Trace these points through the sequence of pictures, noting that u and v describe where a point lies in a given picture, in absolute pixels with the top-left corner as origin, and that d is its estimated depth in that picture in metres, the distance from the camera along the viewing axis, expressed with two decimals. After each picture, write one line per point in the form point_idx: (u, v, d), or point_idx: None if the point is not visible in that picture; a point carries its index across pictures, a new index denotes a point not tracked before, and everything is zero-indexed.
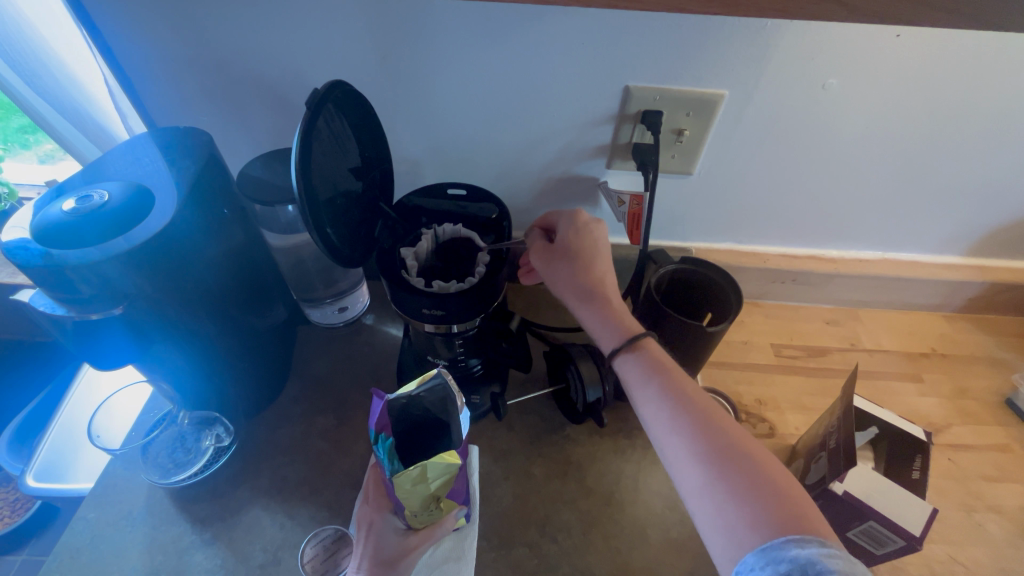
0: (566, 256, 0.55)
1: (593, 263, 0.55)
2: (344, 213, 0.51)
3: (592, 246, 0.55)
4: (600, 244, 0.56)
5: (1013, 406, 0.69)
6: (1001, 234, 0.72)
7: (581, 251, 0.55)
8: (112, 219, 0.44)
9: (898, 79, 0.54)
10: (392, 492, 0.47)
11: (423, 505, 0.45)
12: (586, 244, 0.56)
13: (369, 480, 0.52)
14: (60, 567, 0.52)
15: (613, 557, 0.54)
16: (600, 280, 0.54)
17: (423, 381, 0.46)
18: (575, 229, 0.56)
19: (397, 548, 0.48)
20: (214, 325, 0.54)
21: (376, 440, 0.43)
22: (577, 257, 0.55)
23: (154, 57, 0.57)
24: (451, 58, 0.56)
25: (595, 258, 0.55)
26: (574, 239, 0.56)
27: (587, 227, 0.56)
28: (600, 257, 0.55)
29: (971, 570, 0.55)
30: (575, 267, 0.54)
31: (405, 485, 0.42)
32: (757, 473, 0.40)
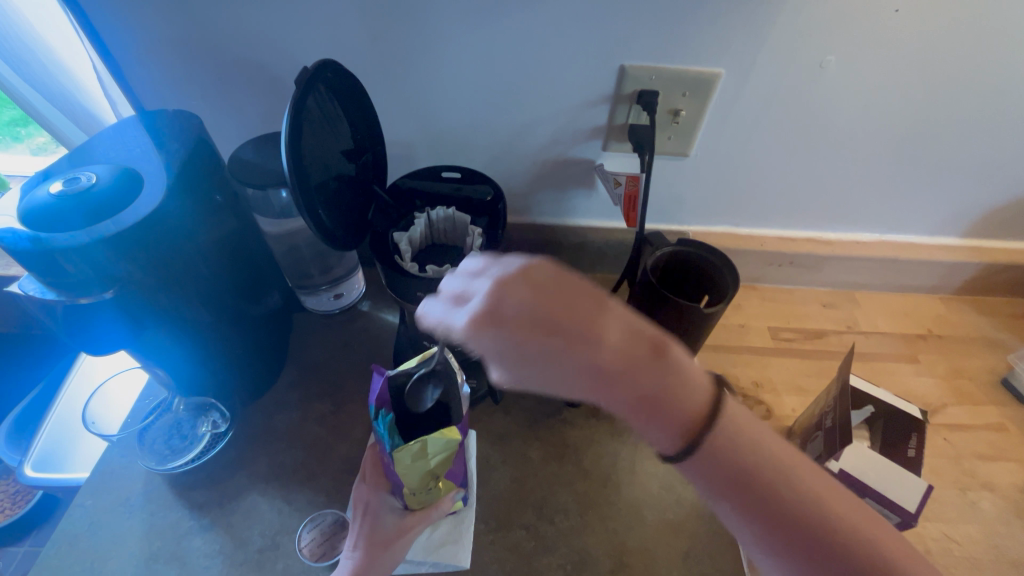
0: (538, 362, 0.30)
1: (572, 352, 0.31)
2: (336, 196, 0.50)
3: (546, 340, 0.30)
4: (532, 307, 0.30)
5: (1009, 385, 0.69)
6: (999, 214, 0.71)
7: (545, 360, 0.30)
8: (99, 202, 0.43)
9: (897, 55, 0.53)
10: (390, 470, 0.48)
11: (421, 483, 0.45)
12: (535, 346, 0.30)
13: (366, 459, 0.52)
14: (58, 554, 0.53)
15: (610, 537, 0.54)
16: (602, 372, 0.31)
17: (424, 358, 0.47)
18: (501, 329, 0.30)
19: (393, 529, 0.49)
20: (207, 311, 0.53)
21: (375, 414, 0.44)
22: (557, 371, 0.31)
23: (139, 38, 0.55)
24: (443, 39, 0.55)
25: (566, 347, 0.30)
26: (523, 360, 0.30)
27: (509, 327, 0.30)
28: (558, 324, 0.30)
29: (965, 548, 0.55)
30: (563, 384, 0.31)
31: (405, 460, 0.43)
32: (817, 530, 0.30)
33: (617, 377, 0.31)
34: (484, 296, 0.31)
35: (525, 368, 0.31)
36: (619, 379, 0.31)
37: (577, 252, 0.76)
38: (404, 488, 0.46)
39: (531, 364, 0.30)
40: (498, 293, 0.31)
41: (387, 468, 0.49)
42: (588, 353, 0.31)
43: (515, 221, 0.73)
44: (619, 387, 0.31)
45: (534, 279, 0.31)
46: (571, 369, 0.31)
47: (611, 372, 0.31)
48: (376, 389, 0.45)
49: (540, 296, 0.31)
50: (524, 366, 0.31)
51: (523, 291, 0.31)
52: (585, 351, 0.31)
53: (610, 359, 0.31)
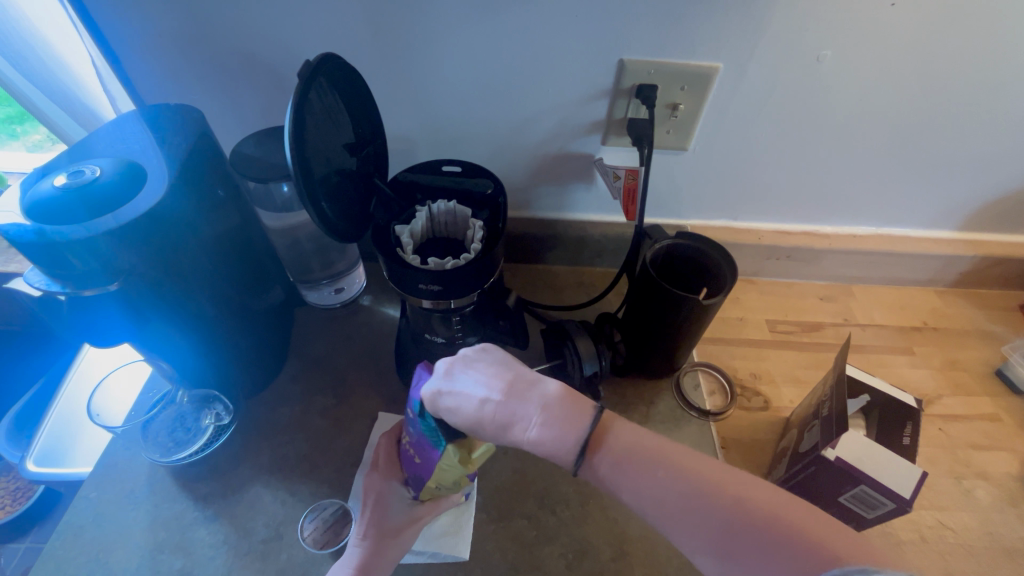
0: (461, 406, 0.40)
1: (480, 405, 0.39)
2: (338, 190, 0.51)
3: (464, 390, 0.40)
4: (461, 381, 0.41)
5: (1003, 376, 0.70)
6: (994, 207, 0.72)
7: (465, 406, 0.40)
8: (103, 195, 0.43)
9: (893, 49, 0.54)
10: (419, 461, 0.47)
11: (452, 478, 0.46)
12: (461, 409, 0.40)
13: (381, 449, 0.54)
14: (63, 545, 0.53)
15: (610, 525, 0.55)
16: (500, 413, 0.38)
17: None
18: (439, 398, 0.41)
19: (403, 521, 0.50)
20: (211, 304, 0.54)
21: (423, 412, 0.43)
22: (477, 414, 0.39)
23: (139, 32, 0.55)
24: (444, 33, 0.55)
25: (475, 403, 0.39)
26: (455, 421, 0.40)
27: (444, 384, 0.41)
28: (473, 388, 0.40)
29: (959, 535, 0.56)
30: (480, 425, 0.39)
31: (450, 458, 0.43)
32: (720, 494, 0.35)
33: (517, 416, 0.38)
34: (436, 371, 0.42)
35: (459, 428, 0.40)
36: (518, 416, 0.38)
37: (575, 246, 0.76)
38: (431, 481, 0.47)
39: (462, 421, 0.40)
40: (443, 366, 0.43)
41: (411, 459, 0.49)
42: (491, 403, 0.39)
43: (514, 216, 0.74)
44: (518, 423, 0.38)
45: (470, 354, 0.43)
46: (482, 419, 0.39)
47: (512, 411, 0.38)
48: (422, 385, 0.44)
49: (468, 360, 0.42)
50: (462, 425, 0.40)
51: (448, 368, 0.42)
52: (491, 403, 0.39)
53: (510, 403, 0.39)
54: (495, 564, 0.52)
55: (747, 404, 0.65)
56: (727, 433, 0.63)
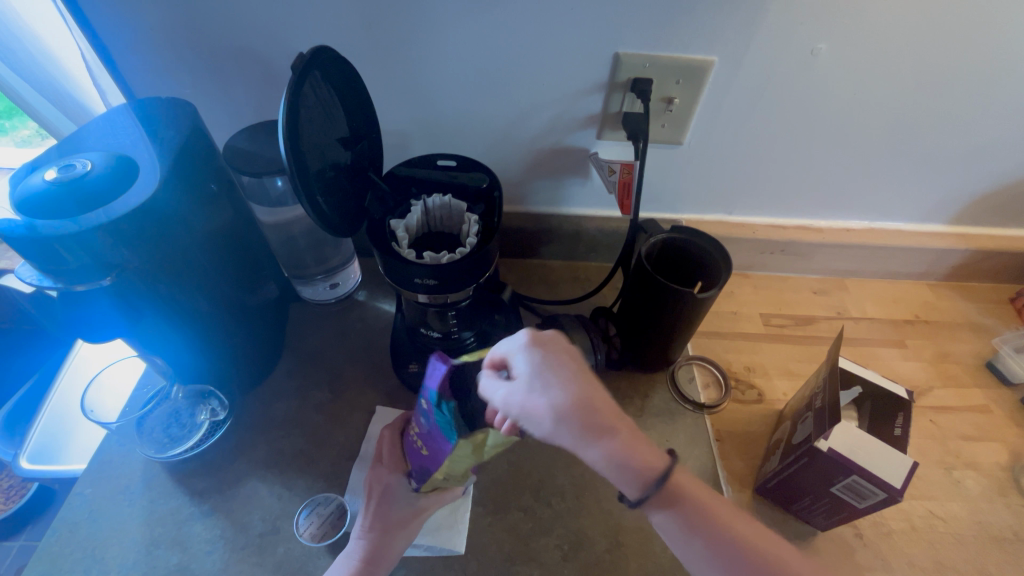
0: (555, 371, 0.35)
1: (572, 389, 0.35)
2: (333, 184, 0.51)
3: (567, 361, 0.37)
4: (561, 358, 0.37)
5: (993, 368, 0.71)
6: (985, 201, 0.73)
7: (564, 372, 0.36)
8: (94, 189, 0.43)
9: (889, 43, 0.54)
10: (427, 452, 0.47)
11: (461, 467, 0.45)
12: (545, 368, 0.35)
13: (385, 442, 0.54)
14: (59, 541, 0.53)
15: (606, 518, 0.56)
16: (588, 405, 0.34)
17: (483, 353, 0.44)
18: (535, 355, 0.36)
19: (407, 513, 0.50)
20: (205, 298, 0.54)
21: (439, 406, 0.40)
22: (570, 381, 0.35)
23: (128, 25, 0.55)
24: (438, 27, 0.55)
25: (564, 375, 0.35)
26: (531, 376, 0.35)
27: (548, 346, 0.37)
28: (574, 373, 0.36)
29: (949, 524, 0.57)
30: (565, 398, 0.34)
31: (462, 452, 0.42)
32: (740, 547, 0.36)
33: (601, 421, 0.35)
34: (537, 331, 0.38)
35: (524, 387, 0.35)
36: (603, 422, 0.35)
37: (571, 241, 0.76)
38: (438, 472, 0.46)
39: (540, 381, 0.35)
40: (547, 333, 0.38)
41: (419, 450, 0.48)
42: (582, 387, 0.35)
43: (510, 211, 0.74)
44: (602, 432, 0.35)
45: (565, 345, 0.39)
46: (568, 400, 0.34)
47: (598, 413, 0.35)
48: (439, 378, 0.40)
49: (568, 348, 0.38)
50: (532, 384, 0.35)
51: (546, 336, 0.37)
52: (585, 394, 0.35)
53: (595, 397, 0.35)
54: (492, 556, 0.53)
55: (741, 396, 0.66)
56: (722, 425, 0.63)
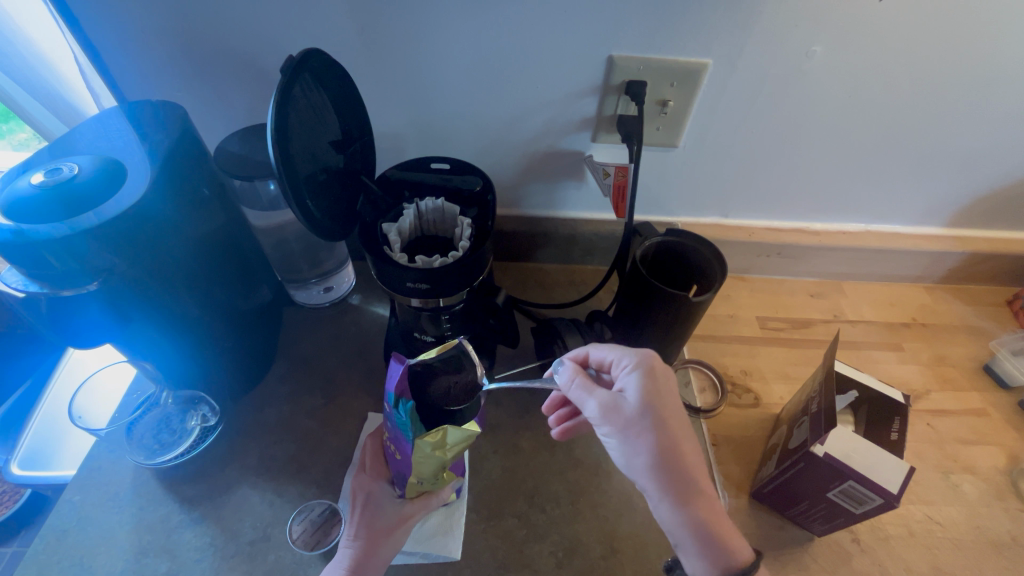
0: (649, 418, 0.41)
1: (658, 442, 0.40)
2: (325, 188, 0.50)
3: (666, 411, 0.42)
4: (662, 413, 0.41)
5: (990, 371, 0.71)
6: (982, 204, 0.73)
7: (659, 423, 0.41)
8: (80, 192, 0.42)
9: (883, 46, 0.54)
10: (400, 455, 0.47)
11: (429, 469, 0.44)
12: (649, 397, 0.42)
13: (368, 449, 0.54)
14: (46, 549, 0.52)
15: (601, 524, 0.55)
16: (680, 455, 0.40)
17: (444, 350, 0.47)
18: (636, 393, 0.42)
19: (392, 520, 0.50)
20: (197, 305, 0.53)
21: (397, 405, 0.42)
22: (662, 432, 0.41)
23: (119, 27, 0.54)
24: (431, 30, 0.54)
25: (664, 414, 0.41)
26: (636, 400, 0.42)
27: (655, 392, 0.42)
28: (669, 433, 0.41)
29: (947, 529, 0.56)
30: (653, 442, 0.40)
31: (423, 451, 0.42)
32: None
33: (685, 474, 0.40)
34: (654, 370, 0.44)
35: (626, 410, 0.42)
36: (690, 476, 0.40)
37: (566, 244, 0.76)
38: (412, 476, 0.46)
39: (641, 408, 0.41)
40: (664, 376, 0.44)
41: (394, 455, 0.48)
42: (676, 432, 0.41)
43: (505, 214, 0.74)
44: (685, 488, 0.39)
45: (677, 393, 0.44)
46: (648, 451, 0.40)
47: (686, 467, 0.40)
48: (396, 379, 0.43)
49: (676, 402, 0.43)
50: (635, 409, 0.41)
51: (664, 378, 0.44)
52: (669, 453, 0.40)
53: (685, 451, 0.40)
54: (485, 563, 0.52)
55: (738, 400, 0.66)
56: (718, 430, 0.63)
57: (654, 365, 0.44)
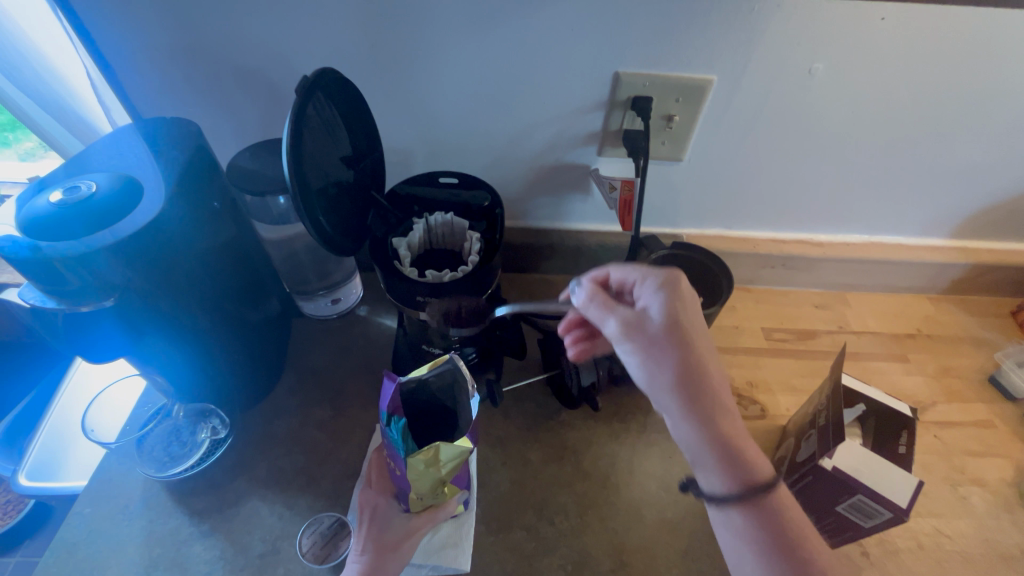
0: (674, 334, 0.39)
1: (682, 358, 0.38)
2: (336, 203, 0.51)
3: (692, 326, 0.40)
4: (687, 329, 0.39)
5: (996, 382, 0.71)
6: (985, 216, 0.73)
7: (685, 338, 0.39)
8: (97, 208, 0.43)
9: (884, 64, 0.55)
10: (399, 472, 0.47)
11: (426, 485, 0.45)
12: (674, 313, 0.40)
13: (373, 464, 0.54)
14: (57, 563, 0.52)
15: (610, 537, 0.55)
16: (705, 373, 0.38)
17: (435, 365, 0.46)
18: (660, 309, 0.40)
19: (399, 533, 0.50)
20: (209, 318, 0.54)
21: (388, 423, 0.43)
22: (688, 347, 0.39)
23: (134, 45, 0.56)
24: (441, 48, 0.55)
25: (690, 330, 0.39)
26: (661, 315, 0.40)
27: (682, 307, 0.40)
28: (693, 350, 0.39)
29: (956, 542, 0.56)
30: (678, 358, 0.38)
31: (417, 468, 0.42)
32: (786, 546, 0.36)
33: (708, 392, 0.38)
34: (679, 287, 0.42)
35: (650, 327, 0.39)
36: (713, 394, 0.38)
37: (572, 256, 0.77)
38: (412, 492, 0.46)
39: (667, 324, 0.39)
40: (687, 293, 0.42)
41: (395, 471, 0.48)
42: (702, 349, 0.39)
43: (511, 226, 0.74)
44: (709, 405, 0.38)
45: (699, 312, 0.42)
46: (673, 367, 0.38)
47: (710, 383, 0.38)
48: (388, 396, 0.44)
49: (700, 320, 0.41)
50: (660, 326, 0.39)
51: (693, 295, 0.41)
52: (693, 369, 0.38)
53: (709, 370, 0.39)
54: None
55: (745, 412, 0.66)
56: None
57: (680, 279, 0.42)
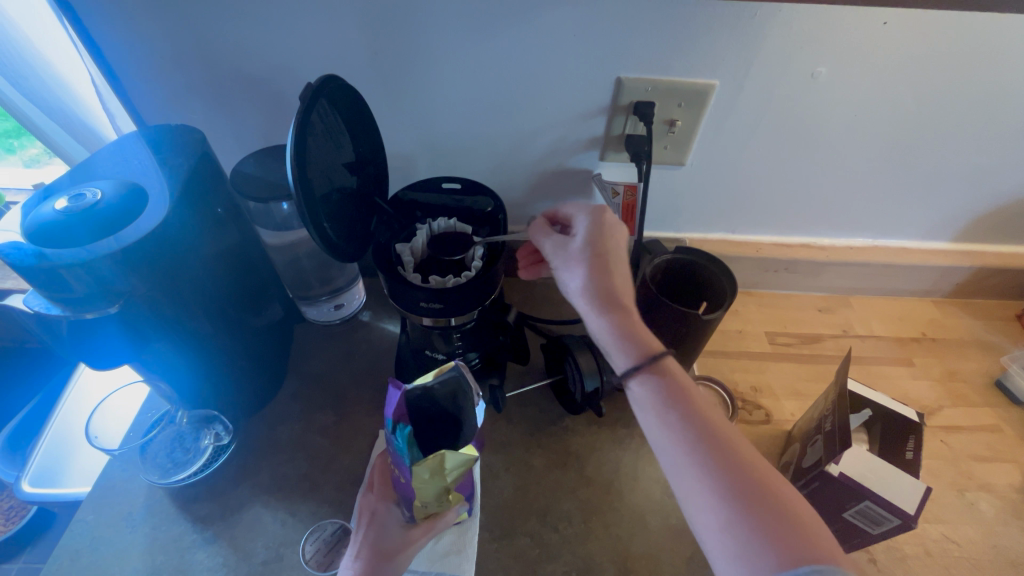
0: (588, 245, 0.45)
1: (588, 261, 0.44)
2: (339, 209, 0.51)
3: (606, 240, 0.46)
4: (598, 241, 0.46)
5: (1003, 386, 0.70)
6: (989, 219, 0.73)
7: (596, 246, 0.45)
8: (104, 215, 0.43)
9: (887, 67, 0.55)
10: (403, 480, 0.47)
11: (431, 493, 0.44)
12: (593, 231, 0.46)
13: (375, 470, 0.54)
14: (59, 570, 0.52)
15: (614, 544, 0.55)
16: (612, 274, 0.44)
17: (441, 372, 0.46)
18: (580, 229, 0.47)
19: (398, 541, 0.49)
20: (212, 324, 0.54)
21: (394, 430, 0.42)
22: (597, 252, 0.45)
23: (140, 54, 0.56)
24: (443, 54, 0.56)
25: (605, 245, 0.45)
26: (581, 234, 0.47)
27: (602, 224, 0.47)
28: (601, 256, 0.44)
29: (964, 549, 0.56)
30: (587, 262, 0.44)
31: (422, 476, 0.42)
32: (692, 409, 0.38)
33: (613, 288, 0.43)
34: (602, 213, 0.48)
35: (570, 244, 0.46)
36: (618, 292, 0.43)
37: None
38: (416, 500, 0.46)
39: (584, 240, 0.46)
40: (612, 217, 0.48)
41: (399, 479, 0.48)
42: (612, 258, 0.45)
43: (513, 231, 0.74)
44: (611, 297, 0.42)
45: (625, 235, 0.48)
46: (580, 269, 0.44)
47: (616, 281, 0.43)
48: (393, 403, 0.43)
49: (619, 237, 0.46)
50: (578, 242, 0.46)
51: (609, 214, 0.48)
52: (597, 269, 0.44)
53: (618, 273, 0.44)
54: None
55: (749, 417, 0.65)
56: None
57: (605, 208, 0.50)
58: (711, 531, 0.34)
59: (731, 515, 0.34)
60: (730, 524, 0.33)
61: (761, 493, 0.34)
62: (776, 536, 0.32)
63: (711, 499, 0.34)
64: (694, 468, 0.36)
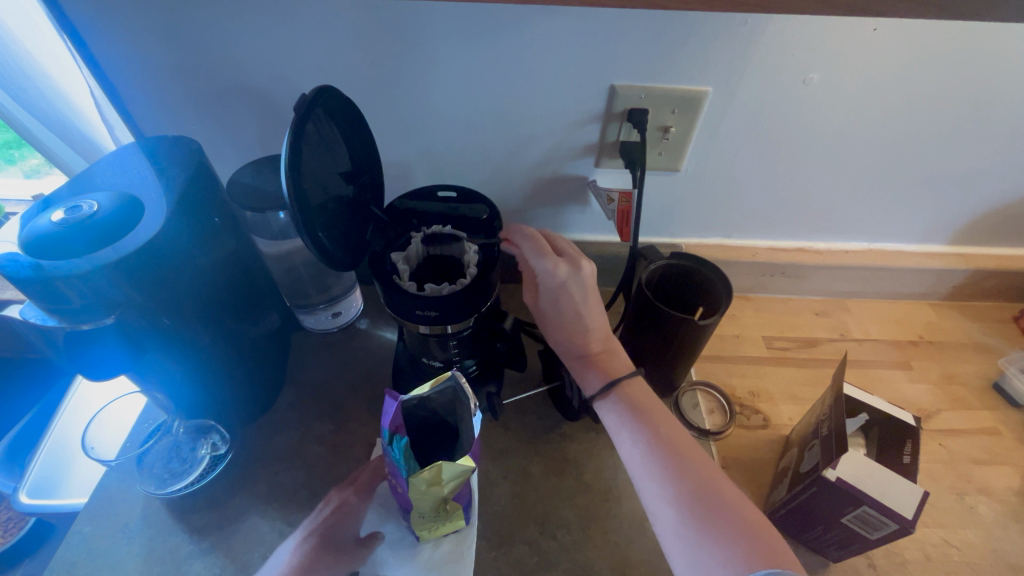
0: (555, 309, 0.57)
1: (559, 325, 0.57)
2: (335, 218, 0.51)
3: (569, 305, 0.55)
4: (562, 305, 0.55)
5: (1001, 389, 0.70)
6: (983, 222, 0.73)
7: (561, 312, 0.56)
8: (102, 227, 0.43)
9: (878, 73, 0.55)
10: (400, 490, 0.47)
11: (429, 503, 0.44)
12: (557, 295, 0.55)
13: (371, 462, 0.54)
14: None
15: (613, 551, 0.54)
16: (578, 330, 0.56)
17: (438, 383, 0.45)
18: (548, 291, 0.56)
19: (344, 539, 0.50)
20: (208, 333, 0.54)
21: (390, 442, 0.43)
22: (562, 318, 0.57)
23: (138, 66, 0.57)
24: (437, 65, 0.56)
25: (568, 309, 0.56)
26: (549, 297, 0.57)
27: (564, 287, 0.54)
28: (567, 317, 0.56)
29: (964, 553, 0.56)
30: (558, 326, 0.58)
31: (419, 488, 0.42)
32: (649, 422, 0.49)
33: (578, 339, 0.56)
34: (561, 277, 0.54)
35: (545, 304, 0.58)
36: (582, 339, 0.56)
37: None
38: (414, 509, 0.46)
39: (552, 303, 0.57)
40: (569, 279, 0.54)
41: (396, 488, 0.48)
42: (576, 318, 0.55)
43: None
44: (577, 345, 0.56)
45: (588, 287, 0.54)
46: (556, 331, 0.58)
47: (580, 333, 0.56)
48: (389, 415, 0.43)
49: (580, 295, 0.54)
50: (549, 303, 0.57)
51: (567, 276, 0.53)
52: (565, 329, 0.57)
53: (580, 328, 0.56)
54: None
55: (747, 422, 0.65)
56: (728, 452, 0.62)
57: (569, 260, 0.55)
58: (668, 528, 0.43)
59: (687, 512, 0.42)
60: (681, 507, 0.43)
61: (706, 488, 0.43)
62: (729, 533, 0.41)
63: (665, 497, 0.44)
64: (650, 465, 0.46)
